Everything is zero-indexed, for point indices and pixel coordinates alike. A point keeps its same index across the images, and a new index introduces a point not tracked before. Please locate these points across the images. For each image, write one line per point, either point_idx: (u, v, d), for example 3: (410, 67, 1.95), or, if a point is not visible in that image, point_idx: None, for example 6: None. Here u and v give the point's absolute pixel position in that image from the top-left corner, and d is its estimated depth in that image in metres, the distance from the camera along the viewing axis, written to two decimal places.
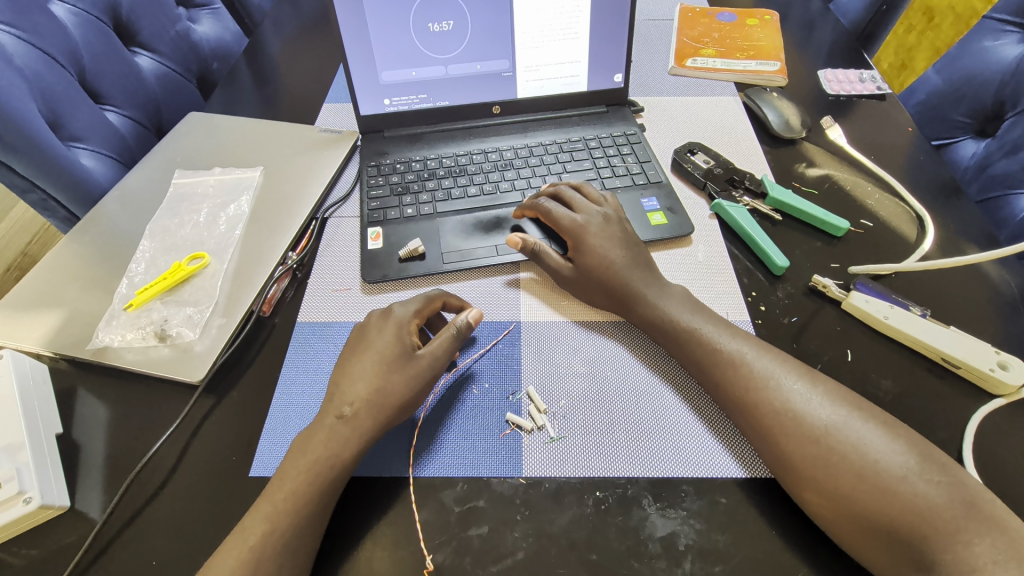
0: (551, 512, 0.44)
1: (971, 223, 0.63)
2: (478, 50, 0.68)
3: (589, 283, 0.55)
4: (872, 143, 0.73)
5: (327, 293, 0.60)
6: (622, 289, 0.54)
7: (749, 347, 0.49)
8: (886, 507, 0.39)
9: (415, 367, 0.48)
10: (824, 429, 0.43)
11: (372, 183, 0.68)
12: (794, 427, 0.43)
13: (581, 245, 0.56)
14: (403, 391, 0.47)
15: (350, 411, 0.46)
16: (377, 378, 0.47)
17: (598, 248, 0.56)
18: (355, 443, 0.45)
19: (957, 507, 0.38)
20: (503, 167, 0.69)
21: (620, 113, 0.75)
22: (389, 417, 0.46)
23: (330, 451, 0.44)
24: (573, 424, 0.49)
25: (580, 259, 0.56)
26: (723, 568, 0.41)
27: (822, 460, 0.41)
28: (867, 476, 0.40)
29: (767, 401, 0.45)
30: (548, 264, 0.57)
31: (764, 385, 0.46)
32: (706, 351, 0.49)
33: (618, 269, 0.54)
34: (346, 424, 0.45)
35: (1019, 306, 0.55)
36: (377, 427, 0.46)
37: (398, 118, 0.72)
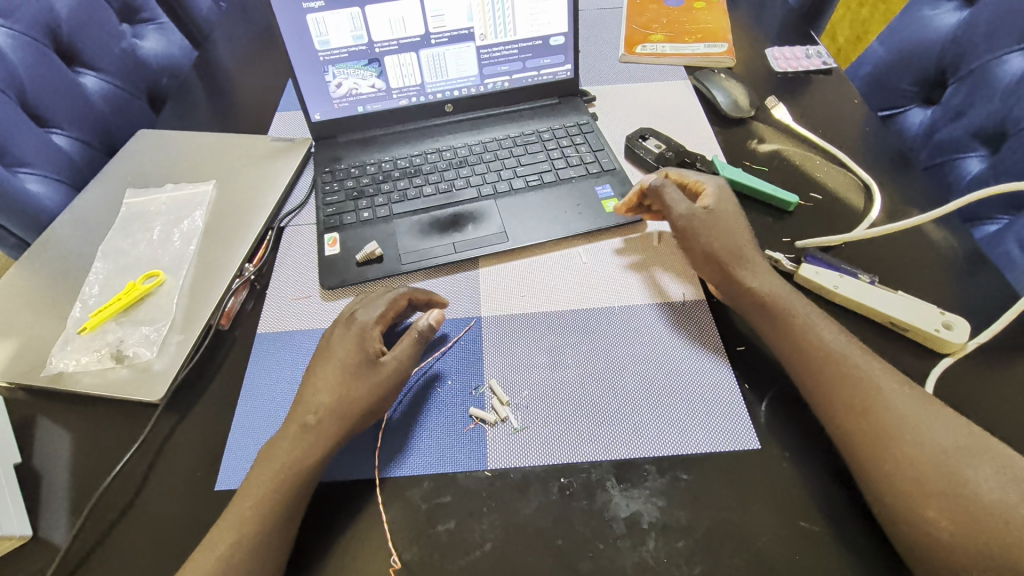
0: (517, 502, 0.44)
1: (916, 189, 0.64)
2: (424, 50, 0.68)
3: (719, 236, 0.55)
4: (820, 118, 0.74)
5: (287, 302, 0.60)
6: (743, 252, 0.54)
7: (793, 319, 0.49)
8: (955, 521, 0.38)
9: (381, 375, 0.48)
10: (908, 425, 0.42)
11: (327, 189, 0.67)
12: (916, 450, 0.41)
13: (714, 199, 0.57)
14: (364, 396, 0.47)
15: (313, 417, 0.46)
16: (341, 388, 0.47)
17: (729, 213, 0.57)
18: (319, 448, 0.45)
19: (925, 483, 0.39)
20: (458, 165, 0.69)
21: (572, 103, 0.76)
22: (353, 420, 0.46)
23: (293, 459, 0.44)
24: (537, 414, 0.49)
25: (718, 213, 0.56)
26: (686, 542, 0.42)
27: (946, 487, 0.39)
28: (947, 488, 0.39)
29: (883, 417, 0.42)
30: (672, 200, 0.57)
31: (882, 403, 0.43)
32: (821, 358, 0.46)
33: (741, 232, 0.56)
34: (308, 431, 0.45)
35: (965, 267, 0.57)
36: (340, 431, 0.46)
37: (350, 122, 0.72)
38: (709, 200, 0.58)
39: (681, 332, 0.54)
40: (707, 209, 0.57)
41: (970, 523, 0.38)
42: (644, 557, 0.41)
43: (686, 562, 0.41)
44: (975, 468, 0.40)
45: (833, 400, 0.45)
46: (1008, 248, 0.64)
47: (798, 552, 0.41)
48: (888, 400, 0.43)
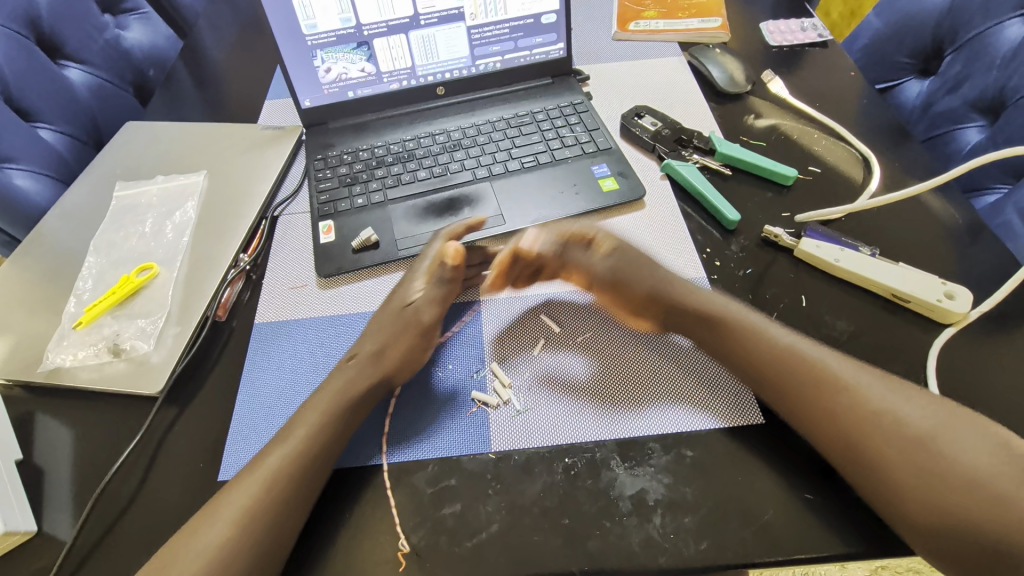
0: (522, 483, 0.44)
1: (914, 161, 0.64)
2: (414, 31, 0.66)
3: (639, 280, 0.52)
4: (816, 91, 0.73)
5: (284, 291, 0.59)
6: (666, 278, 0.52)
7: (759, 321, 0.48)
8: (931, 507, 0.38)
9: (408, 314, 0.52)
10: (873, 412, 0.41)
11: (320, 177, 0.66)
12: (887, 435, 0.40)
13: (610, 240, 0.54)
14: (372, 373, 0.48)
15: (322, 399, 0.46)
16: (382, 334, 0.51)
17: (629, 251, 0.54)
18: (328, 432, 0.44)
19: (903, 468, 0.39)
20: (451, 148, 0.68)
21: (566, 83, 0.75)
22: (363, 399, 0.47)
23: (301, 442, 0.43)
24: (538, 396, 0.49)
25: (619, 260, 0.53)
26: (693, 518, 0.42)
27: (921, 474, 0.39)
28: (923, 472, 0.39)
29: (850, 408, 0.42)
30: (578, 260, 0.55)
31: (848, 393, 0.42)
32: (776, 356, 0.45)
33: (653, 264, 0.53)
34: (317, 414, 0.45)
35: (965, 238, 0.57)
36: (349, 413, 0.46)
37: (342, 108, 0.71)
38: (608, 242, 0.54)
39: None
40: (612, 253, 0.54)
41: (947, 505, 0.38)
42: (651, 534, 0.41)
43: (693, 538, 0.41)
44: (964, 437, 0.39)
45: (794, 400, 0.44)
46: (1008, 217, 0.64)
47: (804, 525, 0.41)
48: (853, 387, 0.43)
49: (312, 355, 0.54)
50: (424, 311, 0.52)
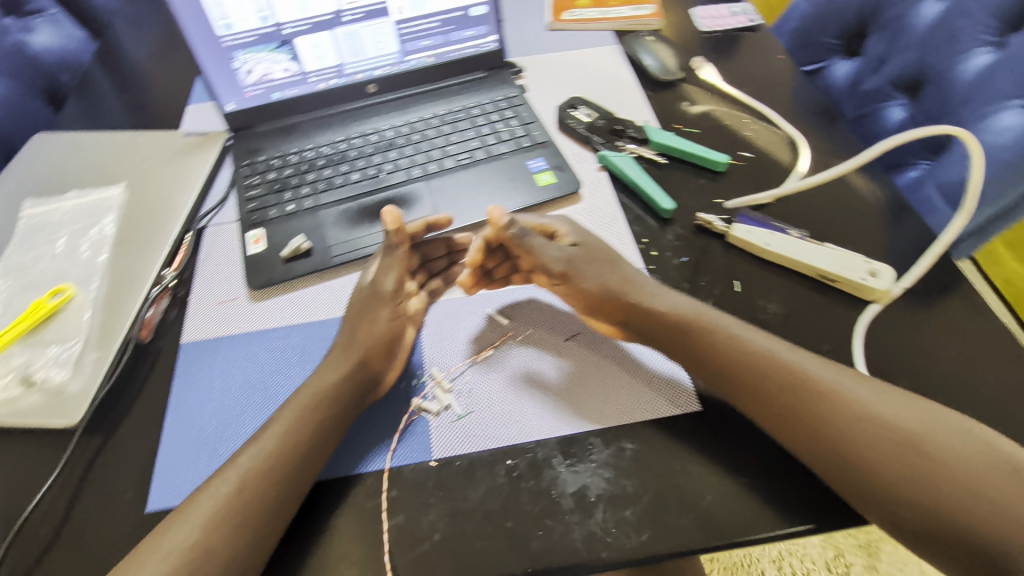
0: (464, 488, 0.43)
1: (839, 143, 0.66)
2: (339, 28, 0.64)
3: (595, 268, 0.52)
4: (747, 75, 0.74)
5: (213, 306, 0.56)
6: (625, 275, 0.52)
7: (742, 332, 0.47)
8: (925, 510, 0.37)
9: (368, 292, 0.50)
10: (863, 415, 0.41)
11: (248, 185, 0.64)
12: (881, 436, 0.40)
13: (573, 233, 0.54)
14: (335, 385, 0.45)
15: (287, 418, 0.43)
16: (345, 321, 0.49)
17: (599, 245, 0.54)
18: (295, 456, 0.41)
19: (898, 471, 0.38)
20: (384, 148, 0.66)
21: (500, 76, 0.74)
22: (331, 415, 0.43)
23: (260, 469, 0.40)
24: (480, 400, 0.48)
25: (585, 252, 0.53)
26: (634, 510, 0.42)
27: (914, 477, 0.38)
28: (918, 473, 0.38)
29: (840, 412, 0.41)
30: (538, 246, 0.53)
31: (835, 395, 0.42)
32: (763, 365, 0.44)
33: (617, 262, 0.53)
34: (279, 436, 0.42)
35: (887, 216, 0.59)
36: (317, 434, 0.42)
37: (268, 110, 0.68)
38: (568, 237, 0.54)
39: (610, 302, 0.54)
40: (574, 245, 0.54)
41: (945, 507, 0.37)
42: (593, 530, 0.41)
43: (635, 530, 0.41)
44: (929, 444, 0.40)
45: (784, 408, 0.42)
46: (929, 194, 0.67)
47: (741, 508, 0.42)
48: (838, 388, 0.42)
49: (243, 372, 0.51)
50: (383, 285, 0.50)
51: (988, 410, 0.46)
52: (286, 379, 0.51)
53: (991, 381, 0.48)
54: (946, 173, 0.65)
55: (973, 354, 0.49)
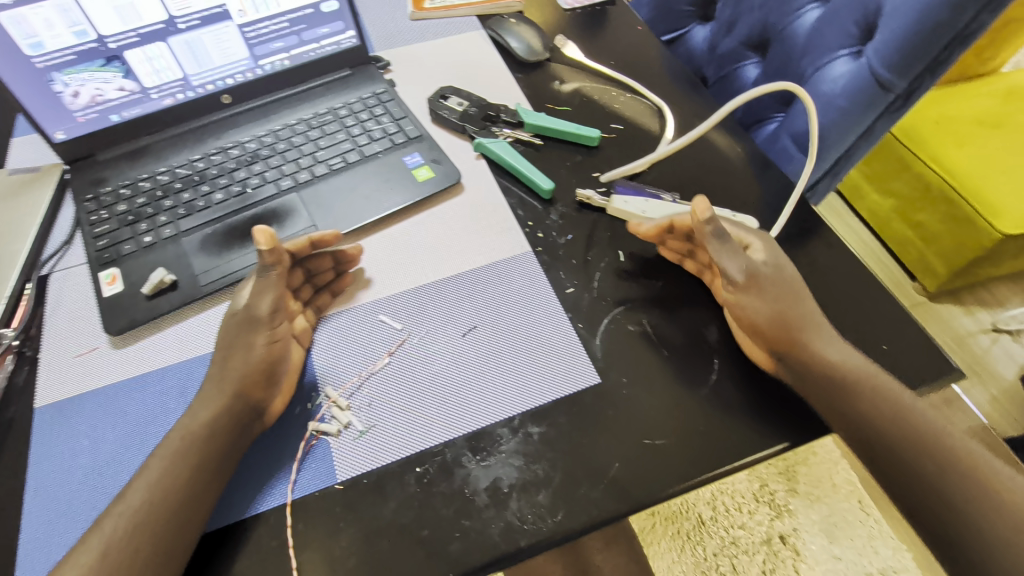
0: (375, 506, 0.42)
1: (700, 106, 0.69)
2: (173, 37, 0.57)
3: (777, 300, 0.48)
4: (611, 48, 0.76)
5: (69, 360, 0.50)
6: (806, 315, 0.47)
7: (826, 334, 0.47)
8: (969, 502, 0.40)
9: (242, 316, 0.46)
10: (914, 417, 0.43)
11: (93, 220, 0.57)
12: (929, 437, 0.43)
13: (768, 252, 0.50)
14: (211, 423, 0.42)
15: (158, 465, 0.40)
16: (218, 351, 0.46)
17: (782, 275, 0.49)
18: (171, 509, 0.38)
19: (945, 467, 0.42)
20: (248, 162, 0.62)
21: (366, 72, 0.70)
22: (208, 455, 0.40)
23: (128, 528, 0.37)
24: (380, 411, 0.46)
25: (774, 277, 0.49)
26: (547, 493, 0.43)
27: (955, 474, 0.41)
28: (958, 470, 0.42)
29: (894, 412, 0.43)
30: (725, 255, 0.48)
31: (891, 397, 0.44)
32: (831, 374, 0.45)
33: (765, 287, 0.48)
34: (147, 488, 0.39)
35: (749, 170, 0.62)
36: (195, 477, 0.40)
37: (106, 134, 0.60)
38: (758, 253, 0.50)
39: (497, 288, 0.54)
40: (753, 268, 0.49)
41: (984, 499, 0.40)
42: (510, 520, 0.41)
43: (550, 511, 0.42)
44: None
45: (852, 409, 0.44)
46: (784, 143, 0.73)
47: (647, 469, 0.44)
48: (892, 389, 0.45)
49: (114, 429, 0.46)
50: (258, 308, 0.46)
51: (849, 336, 0.51)
52: (166, 427, 0.46)
53: (849, 310, 0.52)
54: (796, 123, 0.70)
55: (834, 287, 0.54)
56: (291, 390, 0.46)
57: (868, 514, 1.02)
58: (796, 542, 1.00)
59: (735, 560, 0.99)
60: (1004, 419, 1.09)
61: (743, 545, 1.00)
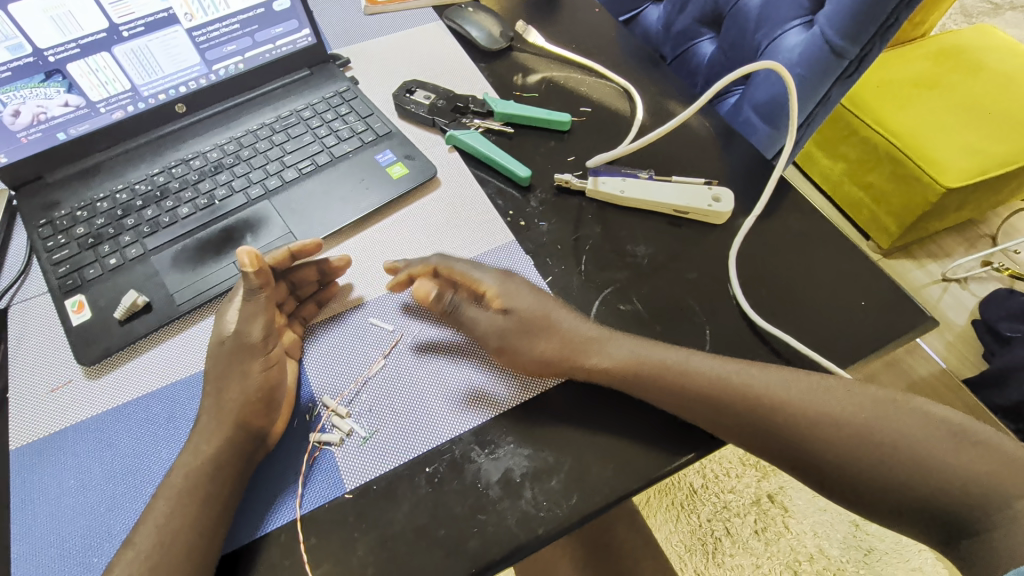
0: (387, 511, 0.41)
1: (665, 83, 0.70)
2: (118, 45, 0.54)
3: (525, 335, 0.47)
4: (572, 31, 0.76)
5: (41, 397, 0.47)
6: (563, 345, 0.47)
7: (686, 361, 0.45)
8: (889, 496, 0.40)
9: (233, 345, 0.45)
10: (811, 428, 0.42)
11: (50, 247, 0.54)
12: (832, 444, 0.41)
13: (505, 296, 0.48)
14: (216, 455, 0.41)
15: (164, 504, 0.39)
16: (210, 383, 0.44)
17: (535, 312, 0.48)
18: (182, 546, 0.37)
19: (855, 470, 0.41)
20: (212, 172, 0.59)
21: (326, 71, 0.68)
22: (214, 485, 0.40)
23: (142, 572, 0.36)
24: (381, 416, 0.45)
25: (517, 319, 0.48)
26: (559, 478, 0.43)
27: (873, 474, 0.40)
28: (874, 467, 0.40)
29: (787, 431, 0.42)
30: (472, 314, 0.48)
31: (780, 412, 0.42)
32: (704, 403, 0.44)
33: (528, 318, 0.48)
34: (157, 529, 0.38)
35: (719, 144, 0.64)
36: (204, 509, 0.39)
37: (54, 154, 0.57)
38: (500, 300, 0.48)
39: None
40: (506, 312, 0.48)
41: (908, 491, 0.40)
42: (525, 509, 0.41)
43: (563, 496, 0.42)
44: None
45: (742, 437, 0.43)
46: (747, 115, 0.74)
47: (654, 445, 0.44)
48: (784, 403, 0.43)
49: (100, 462, 0.44)
50: (250, 333, 0.45)
51: (830, 297, 0.53)
52: (157, 455, 0.44)
53: (827, 271, 0.54)
54: (757, 94, 0.72)
55: (811, 251, 0.55)
56: (291, 405, 0.45)
57: None
58: (784, 499, 1.04)
59: (728, 523, 1.02)
60: (960, 363, 1.15)
61: (735, 508, 1.03)
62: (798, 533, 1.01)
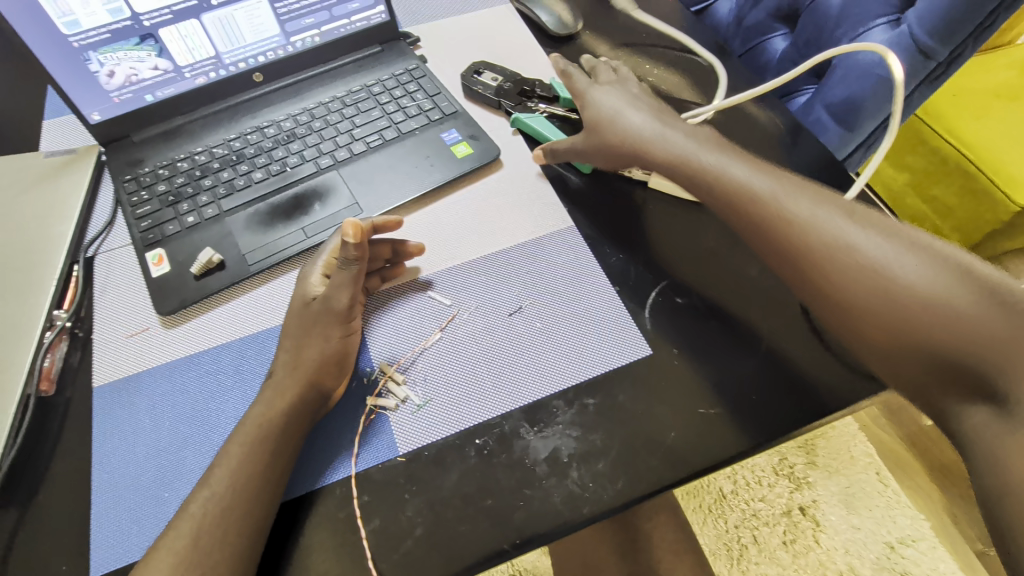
0: (438, 477, 0.43)
1: (736, 78, 0.68)
2: (206, 14, 0.56)
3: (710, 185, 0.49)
4: (642, 20, 0.74)
5: (122, 341, 0.50)
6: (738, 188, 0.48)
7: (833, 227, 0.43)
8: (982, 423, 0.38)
9: (313, 310, 0.47)
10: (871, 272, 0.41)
11: (135, 202, 0.57)
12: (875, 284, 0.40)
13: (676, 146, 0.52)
14: (285, 412, 0.43)
15: (236, 452, 0.41)
16: (288, 342, 0.47)
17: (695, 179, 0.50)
18: (249, 489, 0.39)
19: None
20: (285, 140, 0.61)
21: (396, 48, 0.69)
22: (282, 438, 0.42)
23: (212, 510, 0.39)
24: (436, 387, 0.47)
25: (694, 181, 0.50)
26: (606, 462, 0.43)
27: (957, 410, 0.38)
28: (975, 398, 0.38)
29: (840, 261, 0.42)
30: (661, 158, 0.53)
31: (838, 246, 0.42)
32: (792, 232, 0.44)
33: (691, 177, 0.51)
34: (228, 473, 0.40)
35: (789, 142, 0.62)
36: (270, 456, 0.41)
37: (142, 115, 0.60)
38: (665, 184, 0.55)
39: (545, 269, 0.54)
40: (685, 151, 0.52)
41: None
42: (571, 488, 0.42)
43: (610, 480, 0.42)
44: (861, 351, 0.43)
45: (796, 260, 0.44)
46: (819, 115, 0.71)
47: (703, 439, 0.44)
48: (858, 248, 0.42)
49: (174, 407, 0.47)
50: (336, 301, 0.47)
51: None
52: (226, 406, 0.47)
53: None
54: (832, 93, 0.69)
55: None
56: (351, 368, 0.47)
57: (886, 486, 1.03)
58: (816, 513, 1.02)
59: (756, 531, 1.00)
60: None
61: (764, 517, 1.01)
62: (828, 549, 0.99)
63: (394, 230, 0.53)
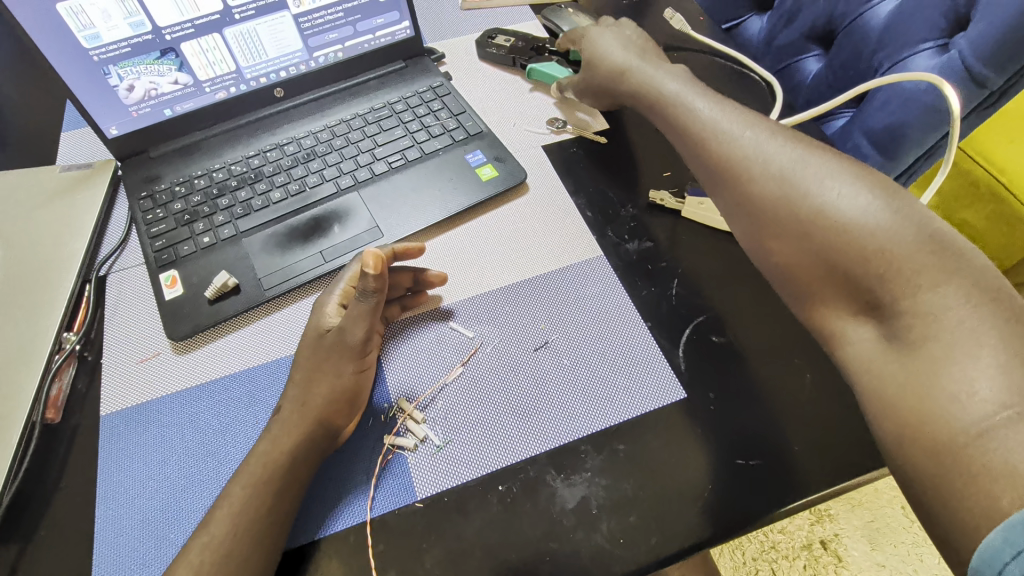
0: (457, 525, 0.40)
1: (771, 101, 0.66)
2: (228, 28, 0.55)
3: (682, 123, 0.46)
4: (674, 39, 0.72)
5: (131, 367, 0.49)
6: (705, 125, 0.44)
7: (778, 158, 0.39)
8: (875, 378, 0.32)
9: (330, 341, 0.45)
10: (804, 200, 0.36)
11: (149, 219, 0.55)
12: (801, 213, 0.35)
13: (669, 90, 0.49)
14: (300, 451, 0.41)
15: (246, 492, 0.39)
16: (302, 373, 0.45)
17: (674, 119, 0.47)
18: (260, 536, 0.37)
19: None
20: (305, 158, 0.59)
21: (421, 65, 0.68)
22: (293, 478, 0.40)
23: (220, 558, 0.36)
24: (458, 426, 0.44)
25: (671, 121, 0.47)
26: (637, 514, 0.40)
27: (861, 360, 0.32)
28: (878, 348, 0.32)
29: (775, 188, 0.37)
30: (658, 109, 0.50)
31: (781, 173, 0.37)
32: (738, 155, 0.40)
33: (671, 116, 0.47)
34: (237, 516, 0.38)
35: None
36: (281, 499, 0.39)
37: (161, 130, 0.58)
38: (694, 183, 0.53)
39: (575, 302, 0.51)
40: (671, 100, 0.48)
41: None
42: (600, 543, 0.39)
43: (642, 535, 0.40)
44: None
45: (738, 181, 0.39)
46: (857, 141, 0.68)
47: (742, 493, 0.41)
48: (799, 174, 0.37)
49: (183, 440, 0.45)
50: (353, 334, 0.44)
51: None
52: (236, 439, 0.45)
53: None
54: (872, 119, 0.66)
55: None
56: (367, 404, 0.45)
57: (912, 521, 0.99)
58: (838, 548, 0.97)
59: (775, 564, 0.96)
60: None
61: (784, 550, 0.97)
62: None
63: (416, 257, 0.51)
